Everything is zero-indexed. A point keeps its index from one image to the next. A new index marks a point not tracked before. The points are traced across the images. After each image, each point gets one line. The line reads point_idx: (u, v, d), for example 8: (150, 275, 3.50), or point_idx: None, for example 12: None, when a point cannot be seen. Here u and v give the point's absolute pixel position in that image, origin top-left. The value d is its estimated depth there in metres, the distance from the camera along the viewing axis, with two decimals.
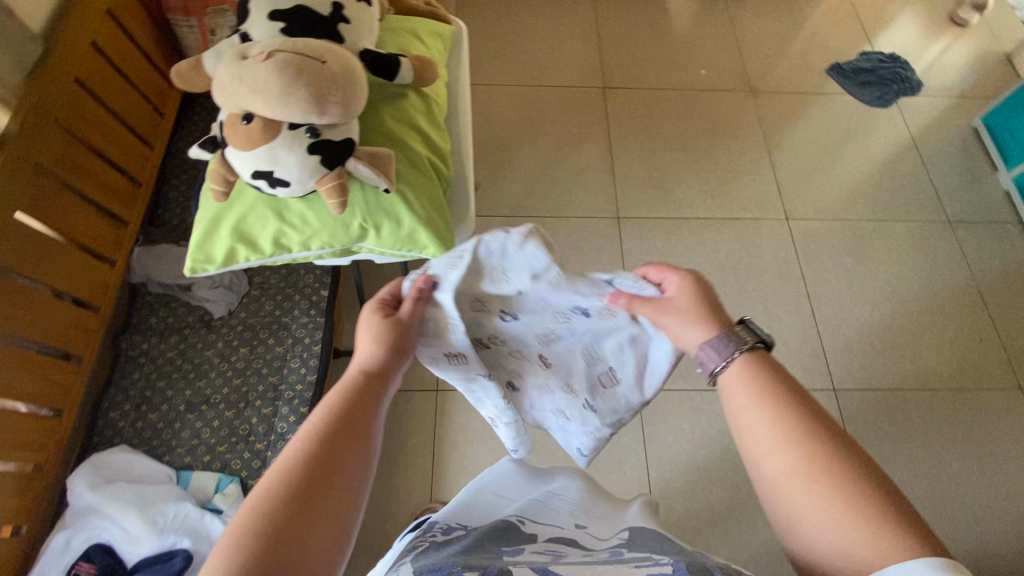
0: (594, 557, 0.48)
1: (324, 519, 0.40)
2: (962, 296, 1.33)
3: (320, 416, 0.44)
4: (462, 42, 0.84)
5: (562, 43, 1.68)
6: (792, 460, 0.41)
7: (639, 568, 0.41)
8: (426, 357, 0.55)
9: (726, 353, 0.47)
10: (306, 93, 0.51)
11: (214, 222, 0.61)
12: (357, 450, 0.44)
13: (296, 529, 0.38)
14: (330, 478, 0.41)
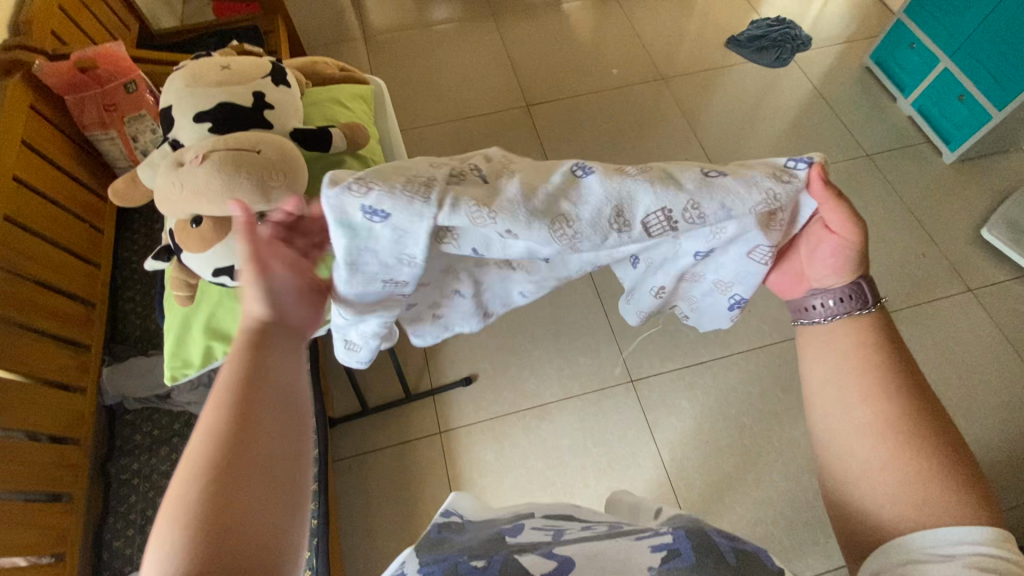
0: (596, 531, 0.54)
1: (257, 467, 0.36)
2: (897, 220, 1.42)
3: (226, 377, 0.40)
4: (385, 97, 0.87)
5: (478, 73, 1.75)
6: (874, 415, 0.44)
7: (641, 542, 0.45)
8: (358, 291, 0.47)
9: (837, 298, 0.49)
10: (249, 184, 0.53)
11: (186, 325, 0.61)
12: (276, 407, 0.40)
13: (224, 507, 0.34)
14: (248, 431, 0.37)
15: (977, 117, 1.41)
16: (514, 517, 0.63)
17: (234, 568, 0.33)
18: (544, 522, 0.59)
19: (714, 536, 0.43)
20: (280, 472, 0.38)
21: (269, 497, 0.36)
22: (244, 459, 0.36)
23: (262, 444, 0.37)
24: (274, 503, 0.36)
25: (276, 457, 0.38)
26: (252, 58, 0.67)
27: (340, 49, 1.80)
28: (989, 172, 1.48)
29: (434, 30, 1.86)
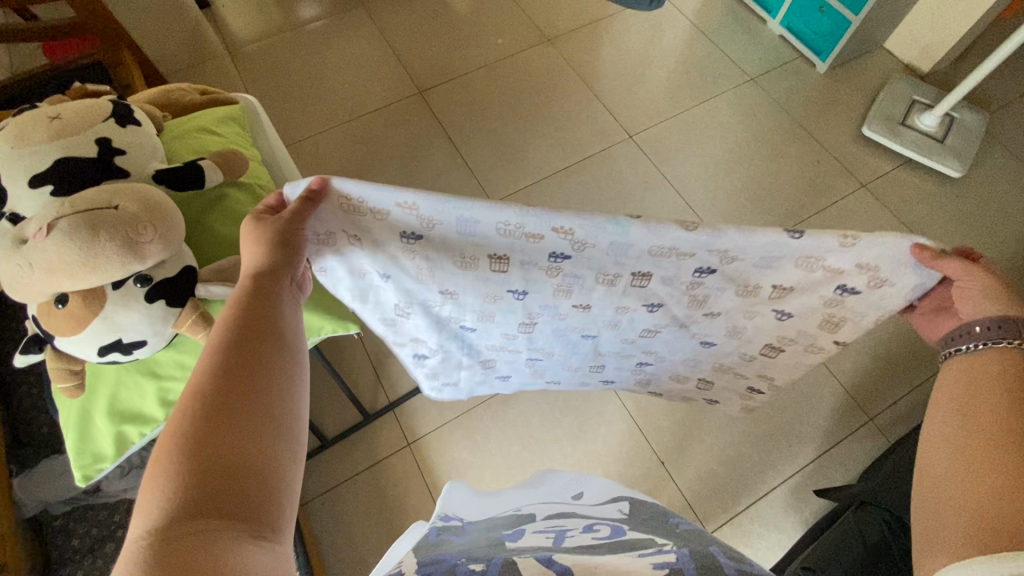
0: (597, 538, 0.53)
1: (260, 414, 0.42)
2: (791, 134, 1.51)
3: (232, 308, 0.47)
4: (259, 116, 0.80)
5: (362, 67, 1.66)
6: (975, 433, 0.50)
7: (643, 559, 0.43)
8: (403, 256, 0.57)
9: (984, 339, 0.53)
10: (113, 245, 0.46)
11: (85, 416, 0.54)
12: (274, 353, 0.46)
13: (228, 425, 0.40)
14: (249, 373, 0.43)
15: (839, 26, 1.50)
16: (514, 520, 0.63)
17: (228, 484, 0.37)
18: (545, 524, 0.59)
19: (718, 558, 0.44)
20: (281, 393, 0.45)
21: (267, 414, 0.43)
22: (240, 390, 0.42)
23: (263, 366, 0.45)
24: (274, 424, 0.43)
25: (274, 383, 0.45)
26: (87, 101, 0.58)
27: (205, 69, 1.65)
28: (858, 75, 1.60)
29: (304, 30, 1.74)
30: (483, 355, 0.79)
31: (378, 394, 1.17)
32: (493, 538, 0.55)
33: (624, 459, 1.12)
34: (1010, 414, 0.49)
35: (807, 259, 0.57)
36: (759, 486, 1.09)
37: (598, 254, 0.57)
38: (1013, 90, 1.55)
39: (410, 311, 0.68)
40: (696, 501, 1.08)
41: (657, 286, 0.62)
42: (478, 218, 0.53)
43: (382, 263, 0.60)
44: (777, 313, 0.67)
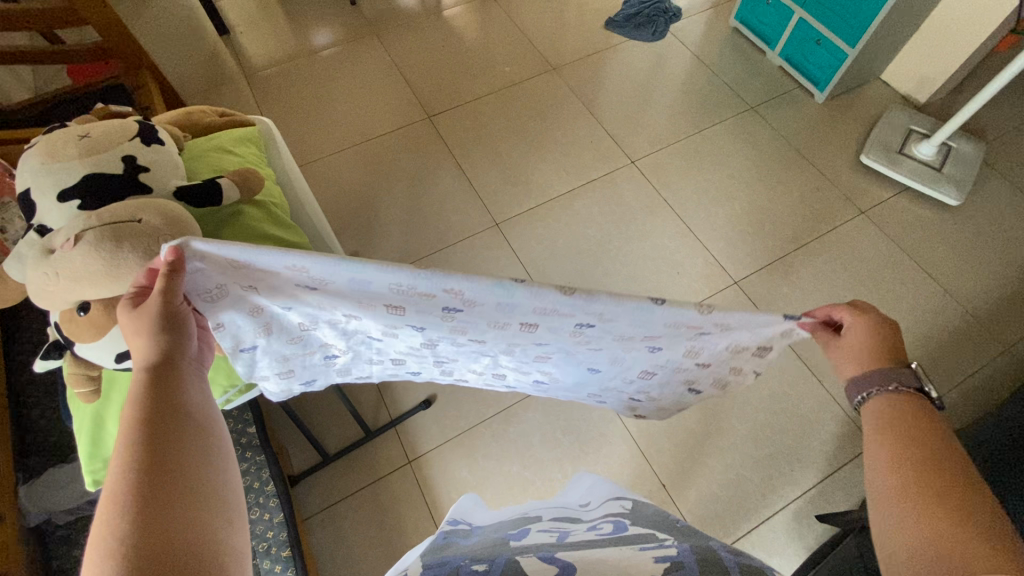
0: (600, 534, 0.54)
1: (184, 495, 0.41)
2: (790, 161, 1.54)
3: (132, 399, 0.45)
4: (275, 138, 0.83)
5: (373, 92, 1.72)
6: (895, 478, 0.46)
7: (645, 552, 0.44)
8: (284, 286, 0.52)
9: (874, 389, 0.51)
10: (135, 256, 0.48)
11: (98, 419, 0.55)
12: (187, 431, 0.45)
13: (152, 511, 0.39)
14: (164, 460, 0.42)
15: (836, 58, 1.55)
16: (520, 522, 0.63)
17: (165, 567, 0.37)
18: (550, 524, 0.60)
19: (720, 552, 0.45)
20: (206, 467, 0.45)
21: (195, 494, 0.42)
22: (162, 479, 0.41)
23: (182, 449, 0.44)
24: (203, 503, 0.43)
25: (196, 462, 0.44)
26: (116, 121, 0.62)
27: (223, 92, 1.71)
28: (856, 105, 1.64)
29: (319, 57, 1.80)
30: (393, 356, 0.71)
31: (380, 411, 1.18)
32: (498, 538, 0.55)
33: (625, 481, 1.12)
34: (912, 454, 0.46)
35: (678, 326, 0.56)
36: (762, 511, 1.09)
37: (491, 308, 0.53)
38: (1009, 121, 1.58)
39: (317, 329, 0.62)
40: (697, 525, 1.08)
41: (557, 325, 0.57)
42: (371, 278, 0.49)
43: (285, 299, 0.55)
44: (652, 348, 0.63)
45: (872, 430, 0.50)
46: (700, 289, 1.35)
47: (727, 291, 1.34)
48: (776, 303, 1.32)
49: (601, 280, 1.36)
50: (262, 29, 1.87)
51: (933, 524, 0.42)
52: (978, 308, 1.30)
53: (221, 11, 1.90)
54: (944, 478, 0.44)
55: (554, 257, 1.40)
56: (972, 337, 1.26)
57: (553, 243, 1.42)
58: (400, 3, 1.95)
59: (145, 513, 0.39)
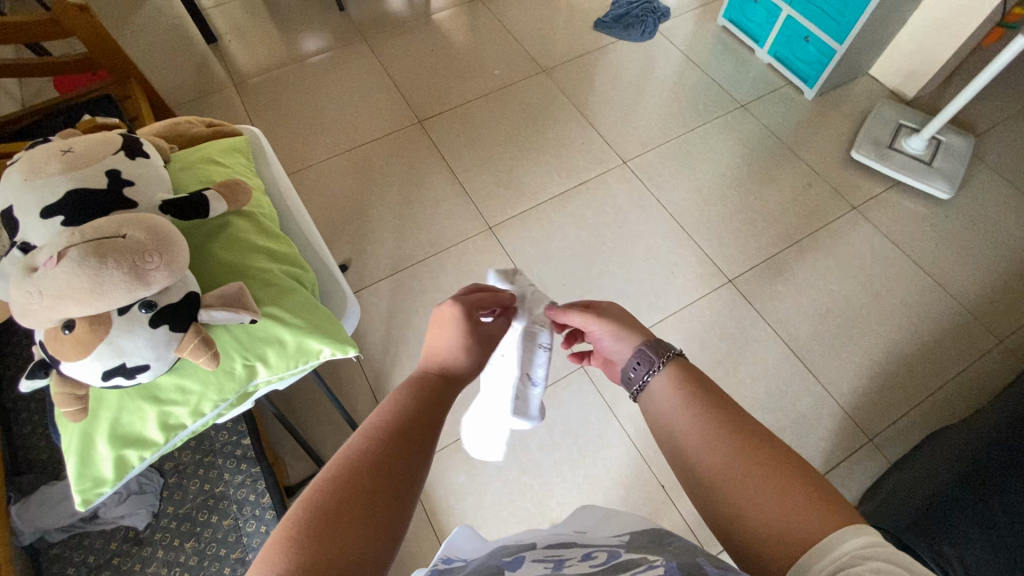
0: (595, 565, 0.51)
1: (385, 517, 0.39)
2: (781, 158, 1.54)
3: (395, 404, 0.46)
4: (263, 148, 0.83)
5: (363, 98, 1.71)
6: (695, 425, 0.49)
7: None
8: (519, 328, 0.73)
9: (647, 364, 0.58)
10: (119, 272, 0.48)
11: (86, 438, 0.54)
12: (424, 453, 0.44)
13: (355, 518, 0.37)
14: (392, 473, 0.40)
15: (824, 55, 1.56)
16: (513, 550, 0.58)
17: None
18: (544, 552, 0.56)
19: (706, 568, 0.44)
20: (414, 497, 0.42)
21: (394, 519, 0.39)
22: (390, 478, 0.40)
23: (419, 461, 0.43)
24: (398, 529, 0.39)
25: (421, 482, 0.42)
26: (99, 134, 0.61)
27: (212, 100, 1.70)
28: (845, 101, 1.64)
29: (309, 63, 1.80)
30: None
31: None
32: (492, 569, 0.52)
33: (624, 484, 1.11)
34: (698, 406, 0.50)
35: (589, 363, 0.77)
36: None
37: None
38: (996, 114, 1.59)
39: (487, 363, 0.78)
40: (697, 525, 1.07)
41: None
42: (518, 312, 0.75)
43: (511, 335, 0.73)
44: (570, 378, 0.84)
45: (671, 403, 0.53)
46: (694, 288, 1.35)
47: (721, 289, 1.34)
48: (770, 300, 1.32)
49: (595, 281, 1.36)
50: (251, 36, 1.86)
51: (771, 486, 0.42)
52: (972, 301, 1.30)
53: (209, 19, 1.89)
54: (754, 438, 0.46)
55: (549, 260, 1.39)
56: (966, 330, 1.26)
57: (547, 245, 1.42)
58: (388, 7, 1.95)
59: (346, 519, 0.37)
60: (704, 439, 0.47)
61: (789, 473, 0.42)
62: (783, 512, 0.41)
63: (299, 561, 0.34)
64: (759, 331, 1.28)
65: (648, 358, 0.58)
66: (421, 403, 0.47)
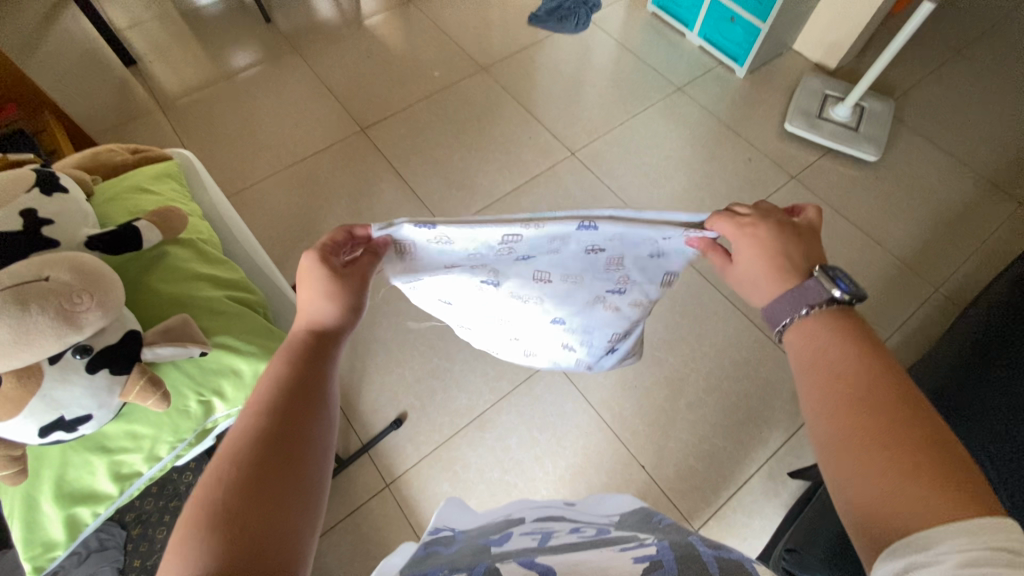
0: (582, 537, 0.53)
1: (290, 486, 0.44)
2: (721, 137, 1.59)
3: (270, 386, 0.50)
4: (197, 171, 0.79)
5: (301, 111, 1.66)
6: (833, 394, 0.45)
7: (625, 552, 0.44)
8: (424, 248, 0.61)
9: (793, 308, 0.52)
10: (46, 318, 0.44)
11: (30, 501, 0.50)
12: (311, 423, 0.49)
13: (261, 490, 0.42)
14: (282, 447, 0.46)
15: (750, 34, 1.62)
16: (503, 525, 0.62)
17: (254, 546, 0.39)
18: (531, 527, 0.58)
19: (699, 549, 0.46)
20: (314, 467, 0.47)
21: (297, 485, 0.45)
22: (277, 458, 0.45)
23: (303, 435, 0.48)
24: (304, 493, 0.45)
25: (314, 449, 0.48)
26: (6, 171, 0.56)
27: (137, 126, 1.61)
28: (774, 76, 1.72)
29: (239, 79, 1.72)
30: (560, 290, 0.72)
31: (349, 437, 1.14)
32: (480, 545, 0.54)
33: (604, 469, 1.13)
34: (847, 369, 0.46)
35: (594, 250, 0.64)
36: (737, 477, 1.12)
37: (583, 240, 0.61)
38: (910, 78, 1.69)
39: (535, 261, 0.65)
40: (680, 500, 1.10)
41: (660, 253, 0.65)
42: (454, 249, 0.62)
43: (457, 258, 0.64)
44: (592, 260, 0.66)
45: (806, 351, 0.50)
46: None
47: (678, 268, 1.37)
48: None
49: None
50: (173, 55, 1.77)
51: (896, 465, 0.39)
52: (907, 254, 1.38)
53: (124, 40, 1.79)
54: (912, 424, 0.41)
55: None
56: (904, 282, 1.34)
57: None
58: (318, 16, 1.89)
59: (250, 494, 0.42)
60: (838, 405, 0.44)
61: (927, 474, 0.38)
62: (898, 501, 0.38)
63: (216, 537, 0.39)
64: (718, 303, 1.31)
65: (792, 306, 0.53)
66: (293, 377, 0.51)
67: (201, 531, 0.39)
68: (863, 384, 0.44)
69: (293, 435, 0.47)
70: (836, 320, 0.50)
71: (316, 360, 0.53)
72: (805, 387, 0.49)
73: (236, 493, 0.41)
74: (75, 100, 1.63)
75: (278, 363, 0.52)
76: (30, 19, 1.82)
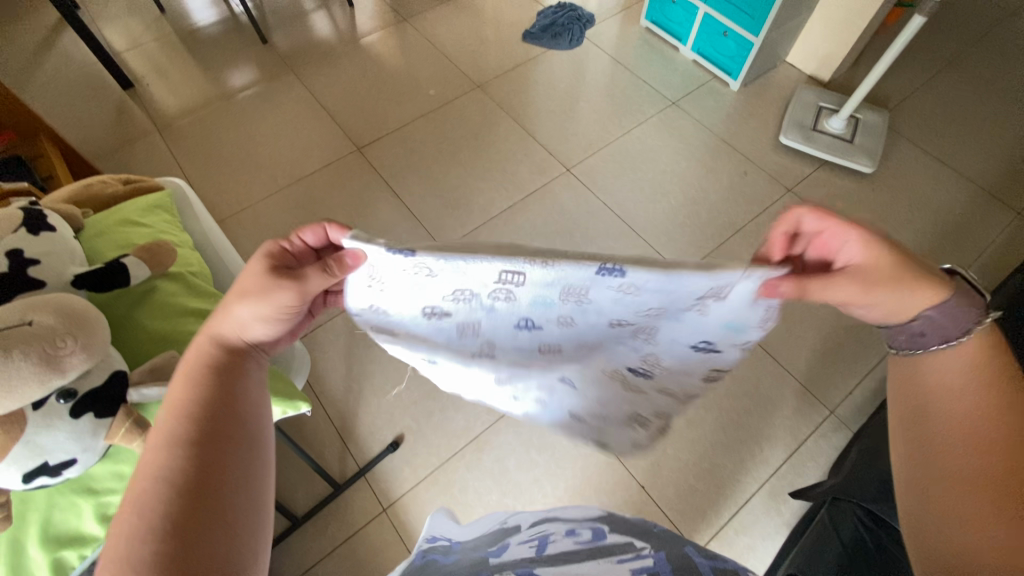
0: (579, 542, 0.52)
1: (224, 508, 0.45)
2: (716, 150, 1.60)
3: (185, 409, 0.48)
4: (189, 200, 0.79)
5: (297, 130, 1.67)
6: (978, 427, 0.48)
7: (621, 563, 0.44)
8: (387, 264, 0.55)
9: (955, 324, 0.52)
10: (28, 364, 0.43)
11: (15, 546, 0.49)
12: (238, 438, 0.49)
13: (194, 521, 0.43)
14: (208, 471, 0.45)
15: (743, 48, 1.62)
16: (501, 534, 0.61)
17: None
18: (529, 534, 0.58)
19: (698, 565, 0.46)
20: (247, 481, 0.48)
21: (232, 505, 0.45)
22: (205, 484, 0.45)
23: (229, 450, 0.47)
24: (240, 510, 0.46)
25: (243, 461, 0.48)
26: None
27: (135, 148, 1.62)
28: (768, 89, 1.72)
29: (236, 99, 1.74)
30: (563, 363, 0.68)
31: (346, 460, 1.13)
32: (479, 556, 0.53)
33: (604, 490, 1.11)
34: (999, 406, 0.48)
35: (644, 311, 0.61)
36: (738, 496, 1.11)
37: (607, 296, 0.59)
38: (904, 89, 1.70)
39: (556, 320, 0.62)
40: (680, 521, 1.08)
41: (714, 319, 0.61)
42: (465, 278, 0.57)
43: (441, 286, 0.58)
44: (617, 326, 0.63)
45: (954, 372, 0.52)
46: None
47: None
48: None
49: None
50: (170, 77, 1.79)
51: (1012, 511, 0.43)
52: None
53: (123, 63, 1.81)
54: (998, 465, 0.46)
55: None
56: None
57: None
58: (315, 36, 1.91)
59: (180, 527, 0.42)
60: (972, 445, 0.48)
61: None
62: (994, 540, 0.43)
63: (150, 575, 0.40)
64: None
65: (960, 318, 0.52)
66: (209, 395, 0.49)
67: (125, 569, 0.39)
68: (1011, 423, 0.47)
69: (218, 455, 0.46)
70: (986, 343, 0.52)
71: (229, 373, 0.52)
72: (942, 406, 0.52)
73: (164, 529, 0.42)
74: (73, 123, 1.65)
75: (186, 381, 0.50)
76: (31, 44, 1.84)
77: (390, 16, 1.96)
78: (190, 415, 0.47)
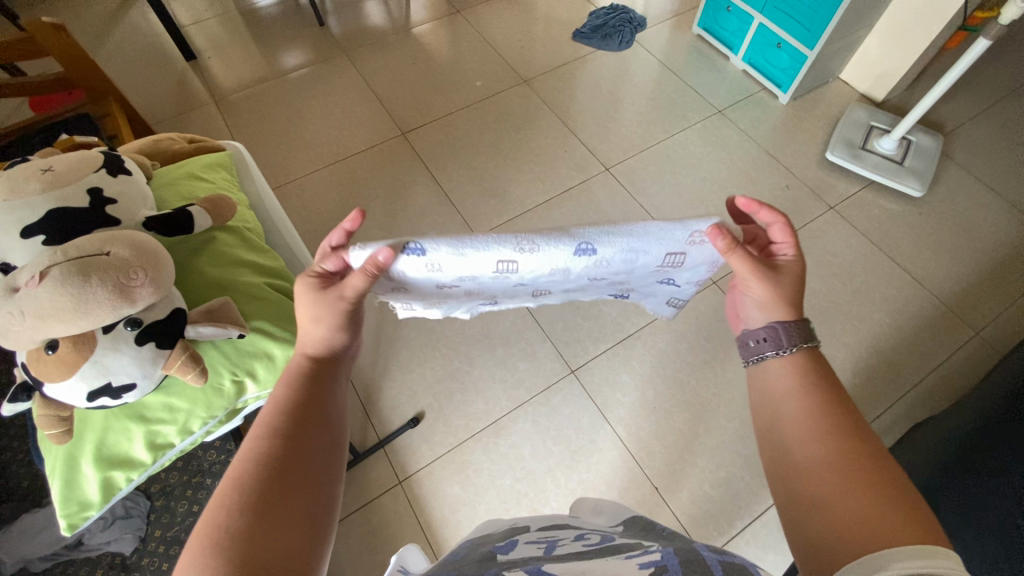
0: (588, 545, 0.53)
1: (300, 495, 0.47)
2: (759, 162, 1.58)
3: (273, 409, 0.52)
4: (246, 162, 0.82)
5: (345, 111, 1.72)
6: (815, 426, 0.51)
7: (629, 558, 0.44)
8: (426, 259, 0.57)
9: (777, 344, 0.58)
10: (104, 289, 0.47)
11: (71, 460, 0.53)
12: (317, 436, 0.52)
13: (271, 502, 0.45)
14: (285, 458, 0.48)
15: (796, 61, 1.60)
16: (509, 533, 0.62)
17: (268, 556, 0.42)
18: (538, 534, 0.59)
19: (701, 553, 0.46)
20: (321, 472, 0.50)
21: (310, 489, 0.48)
22: (281, 470, 0.47)
23: (307, 444, 0.50)
24: (312, 500, 0.48)
25: (316, 455, 0.51)
26: (78, 152, 0.60)
27: (192, 116, 1.69)
28: (818, 104, 1.69)
29: (290, 78, 1.80)
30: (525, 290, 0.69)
31: (367, 432, 1.16)
32: (486, 551, 0.53)
33: (617, 488, 1.11)
34: (814, 404, 0.52)
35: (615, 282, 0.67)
36: (753, 507, 1.09)
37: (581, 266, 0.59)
38: (961, 114, 1.65)
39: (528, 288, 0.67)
40: (691, 526, 1.08)
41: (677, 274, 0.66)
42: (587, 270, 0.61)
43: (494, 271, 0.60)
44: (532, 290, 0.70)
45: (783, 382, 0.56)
46: None
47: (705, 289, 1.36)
48: None
49: None
50: (230, 51, 1.86)
51: (860, 494, 0.44)
52: (947, 294, 1.34)
53: (187, 36, 1.89)
54: (889, 480, 0.45)
55: None
56: (941, 321, 1.30)
57: None
58: (369, 22, 1.96)
59: (254, 504, 0.44)
60: (818, 430, 0.50)
61: (883, 500, 0.43)
62: (862, 525, 0.43)
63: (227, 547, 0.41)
64: None
65: (792, 338, 0.57)
66: (296, 392, 0.54)
67: (208, 559, 0.40)
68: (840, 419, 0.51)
69: (300, 447, 0.49)
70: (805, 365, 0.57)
71: (315, 377, 0.56)
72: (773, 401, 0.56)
73: (248, 506, 0.44)
74: (138, 90, 1.73)
75: (279, 386, 0.55)
76: (103, 12, 1.94)
77: (443, 8, 2.00)
78: (283, 410, 0.52)
